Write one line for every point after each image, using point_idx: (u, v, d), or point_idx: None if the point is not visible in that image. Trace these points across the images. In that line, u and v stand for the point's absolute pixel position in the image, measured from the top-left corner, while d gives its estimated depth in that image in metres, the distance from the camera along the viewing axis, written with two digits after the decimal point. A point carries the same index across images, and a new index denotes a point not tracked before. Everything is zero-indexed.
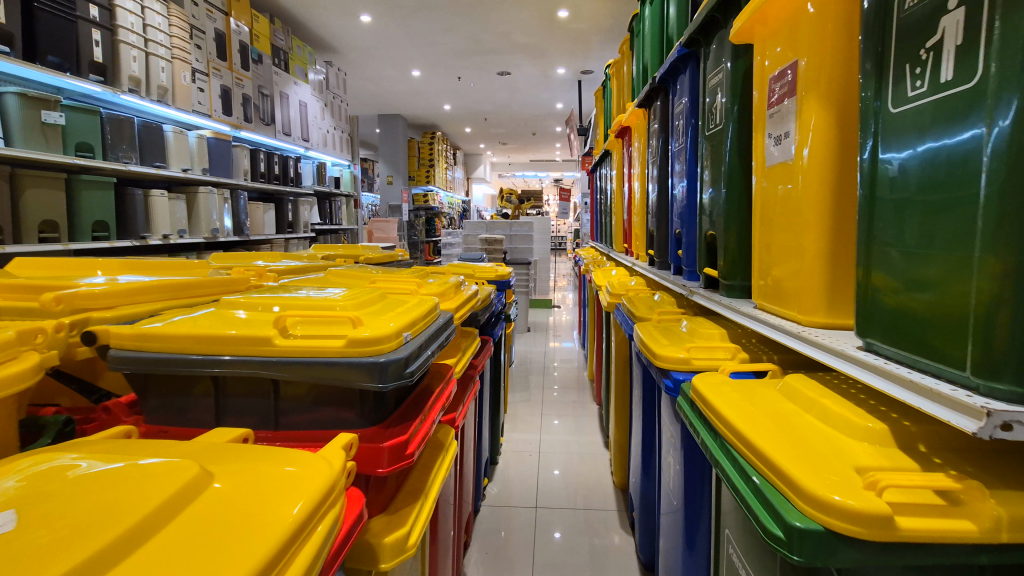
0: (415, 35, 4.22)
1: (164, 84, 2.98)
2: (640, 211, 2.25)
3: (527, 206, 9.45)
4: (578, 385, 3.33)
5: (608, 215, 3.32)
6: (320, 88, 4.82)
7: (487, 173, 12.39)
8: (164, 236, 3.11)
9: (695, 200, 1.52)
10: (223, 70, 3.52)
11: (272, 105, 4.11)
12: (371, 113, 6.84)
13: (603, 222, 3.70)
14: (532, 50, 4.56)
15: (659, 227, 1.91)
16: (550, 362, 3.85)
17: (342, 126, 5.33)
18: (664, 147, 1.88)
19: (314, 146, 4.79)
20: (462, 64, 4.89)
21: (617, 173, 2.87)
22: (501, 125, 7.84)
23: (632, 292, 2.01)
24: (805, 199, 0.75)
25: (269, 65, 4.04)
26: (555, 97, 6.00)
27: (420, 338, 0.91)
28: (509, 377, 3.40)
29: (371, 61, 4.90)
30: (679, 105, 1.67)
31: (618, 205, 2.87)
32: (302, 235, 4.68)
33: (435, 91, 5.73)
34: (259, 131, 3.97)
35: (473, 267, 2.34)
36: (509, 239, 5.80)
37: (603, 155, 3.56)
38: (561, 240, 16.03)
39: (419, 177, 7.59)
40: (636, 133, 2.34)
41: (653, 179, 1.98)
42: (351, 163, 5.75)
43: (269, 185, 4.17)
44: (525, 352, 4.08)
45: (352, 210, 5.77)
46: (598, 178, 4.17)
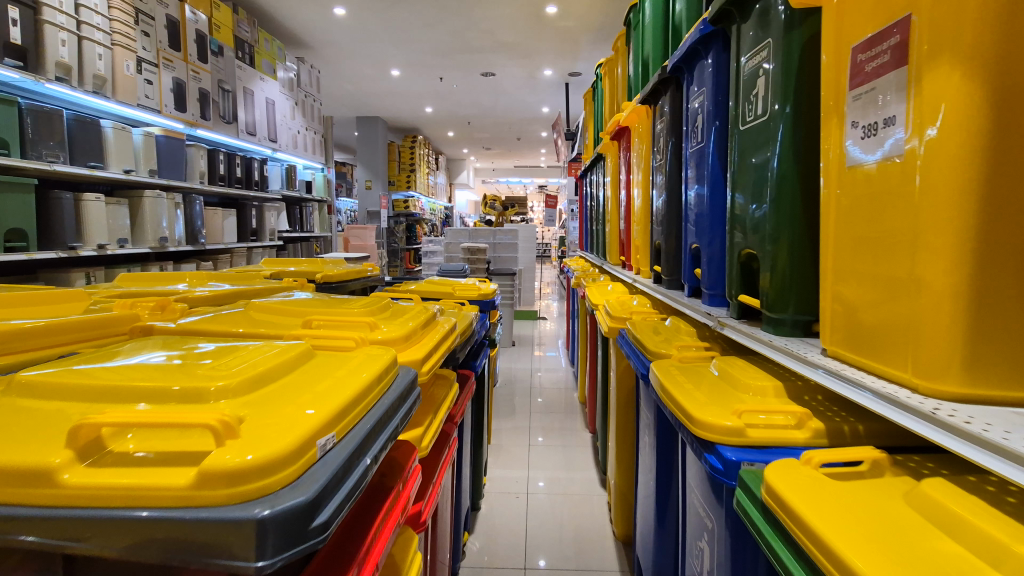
0: (394, 31, 3.99)
1: (101, 74, 2.70)
2: (642, 220, 2.04)
3: (512, 213, 9.23)
4: (567, 407, 3.10)
5: (600, 223, 3.12)
6: (290, 87, 4.56)
7: (470, 178, 12.15)
8: (100, 246, 2.82)
9: (719, 211, 1.33)
10: (175, 61, 3.24)
11: (234, 103, 3.84)
12: (350, 115, 6.57)
13: (594, 231, 3.49)
14: (517, 50, 4.36)
15: (665, 238, 1.72)
16: (536, 380, 3.61)
17: (314, 127, 5.05)
18: (676, 150, 1.69)
19: (283, 148, 4.52)
20: (444, 64, 4.67)
21: (613, 179, 2.66)
22: (484, 130, 7.62)
23: (637, 314, 1.79)
24: (935, 209, 0.56)
25: (231, 58, 3.78)
26: (542, 101, 5.81)
27: (345, 444, 0.67)
28: (492, 400, 3.16)
29: (347, 59, 4.65)
30: (696, 102, 1.48)
31: (613, 214, 2.66)
32: (267, 243, 4.39)
33: (415, 92, 5.49)
34: (218, 128, 3.69)
35: (453, 285, 2.11)
36: (493, 248, 5.57)
37: (595, 159, 3.37)
38: (545, 247, 15.85)
39: (399, 182, 7.33)
40: (636, 134, 2.14)
41: (659, 185, 1.80)
42: (324, 166, 5.49)
43: (230, 189, 3.88)
44: (510, 368, 3.84)
45: (325, 216, 5.49)
46: (587, 184, 3.98)
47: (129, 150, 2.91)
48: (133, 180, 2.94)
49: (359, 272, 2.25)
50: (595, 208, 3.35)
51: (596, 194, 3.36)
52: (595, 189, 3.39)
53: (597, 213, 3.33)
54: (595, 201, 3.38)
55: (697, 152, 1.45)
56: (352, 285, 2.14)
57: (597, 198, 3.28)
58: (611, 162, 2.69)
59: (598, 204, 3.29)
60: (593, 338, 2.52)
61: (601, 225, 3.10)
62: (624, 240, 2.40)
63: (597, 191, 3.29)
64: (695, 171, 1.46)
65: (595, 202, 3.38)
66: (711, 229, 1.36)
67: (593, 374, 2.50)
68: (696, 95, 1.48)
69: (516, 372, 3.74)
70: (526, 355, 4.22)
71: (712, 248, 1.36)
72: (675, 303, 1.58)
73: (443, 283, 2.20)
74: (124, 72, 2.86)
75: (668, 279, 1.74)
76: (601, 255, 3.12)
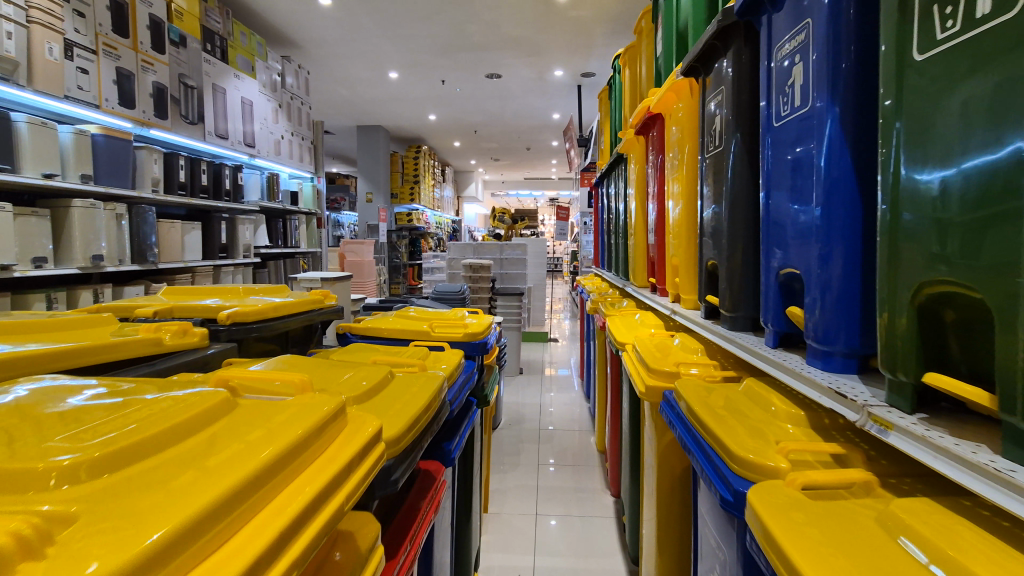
0: (387, 26, 3.65)
1: (10, 55, 2.36)
2: (684, 232, 1.65)
3: (522, 225, 8.83)
4: (579, 454, 2.65)
5: (621, 238, 2.70)
6: (271, 88, 4.34)
7: (478, 191, 11.79)
8: (7, 267, 2.45)
9: (850, 217, 0.97)
10: (120, 48, 2.95)
11: (201, 102, 3.57)
12: (350, 124, 6.24)
13: (612, 245, 3.08)
14: (525, 47, 3.99)
15: (728, 255, 1.34)
16: (545, 416, 3.15)
17: (302, 133, 4.80)
18: (742, 142, 1.31)
19: (261, 155, 4.22)
20: (446, 65, 4.33)
21: (637, 187, 2.26)
22: (492, 139, 7.26)
23: (695, 371, 1.42)
24: None
25: (197, 49, 3.55)
26: (552, 106, 5.45)
27: None
28: (494, 446, 2.72)
29: (341, 60, 4.32)
30: (789, 66, 1.10)
31: (638, 229, 2.26)
32: (239, 260, 4.07)
33: (417, 98, 5.16)
34: (177, 128, 3.38)
35: (432, 320, 1.75)
36: (499, 264, 5.20)
37: (614, 162, 2.96)
38: (557, 262, 15.41)
39: (402, 195, 6.98)
40: (674, 127, 1.75)
41: (713, 188, 1.43)
42: (314, 176, 5.20)
43: (193, 198, 3.58)
44: (516, 401, 3.40)
45: (314, 230, 5.15)
46: (601, 196, 3.60)
47: (47, 151, 2.56)
48: (52, 186, 2.60)
49: (313, 301, 1.87)
50: (614, 221, 2.93)
51: (614, 203, 2.96)
52: (614, 199, 2.98)
53: (616, 228, 2.91)
54: (613, 212, 2.97)
55: (799, 140, 1.09)
56: (296, 323, 1.72)
57: (617, 209, 2.87)
58: (636, 167, 2.28)
59: (617, 215, 2.88)
60: (617, 377, 2.10)
61: (622, 240, 2.69)
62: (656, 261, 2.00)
63: (616, 202, 2.88)
64: (789, 172, 1.13)
65: (613, 214, 2.97)
66: (827, 240, 0.99)
67: (614, 424, 2.07)
68: (790, 54, 1.11)
69: (523, 406, 3.29)
70: (535, 383, 3.77)
71: (829, 268, 0.99)
72: (758, 359, 1.22)
73: (417, 318, 1.80)
74: (46, 56, 2.53)
75: (741, 314, 1.34)
76: (623, 273, 2.70)
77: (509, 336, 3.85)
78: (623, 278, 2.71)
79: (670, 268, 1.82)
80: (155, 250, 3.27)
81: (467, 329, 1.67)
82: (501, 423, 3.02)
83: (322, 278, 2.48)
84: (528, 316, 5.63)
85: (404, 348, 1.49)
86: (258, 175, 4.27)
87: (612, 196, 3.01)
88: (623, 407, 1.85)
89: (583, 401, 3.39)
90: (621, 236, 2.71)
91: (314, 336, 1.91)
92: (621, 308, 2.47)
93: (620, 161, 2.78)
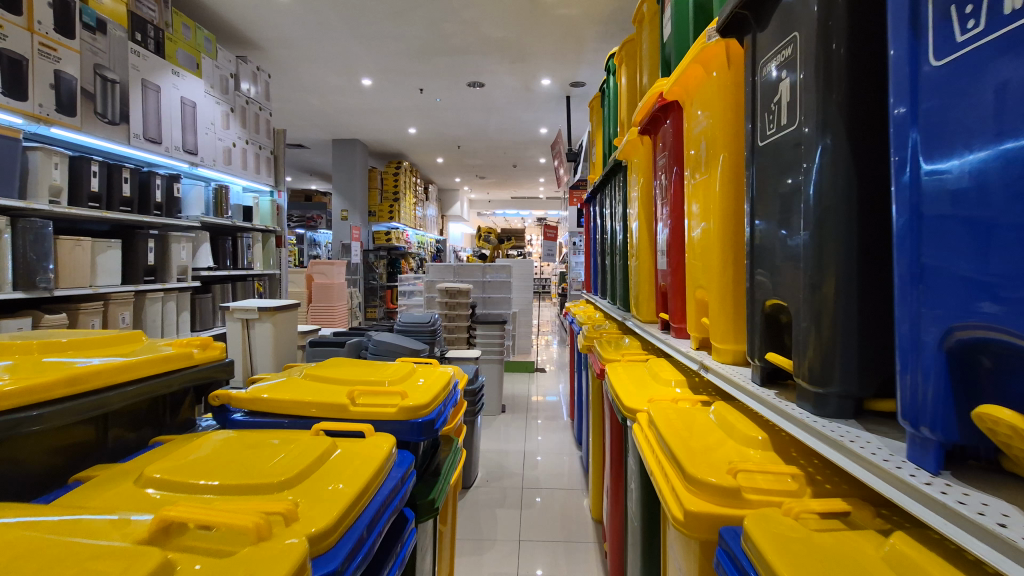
0: (356, 23, 3.32)
1: None
2: (724, 253, 1.35)
3: (508, 245, 8.49)
4: (567, 523, 2.23)
5: (619, 262, 2.35)
6: (221, 90, 4.08)
7: (463, 210, 11.46)
8: None
9: None
10: (12, 28, 2.50)
11: (122, 98, 3.19)
12: (324, 137, 5.88)
13: (606, 268, 2.74)
14: (509, 51, 3.68)
15: (811, 295, 1.00)
16: (528, 468, 2.73)
17: (256, 140, 4.52)
18: (834, 150, 0.96)
19: (204, 164, 3.91)
20: (424, 71, 4.01)
21: (641, 208, 1.92)
22: (477, 155, 6.95)
23: (763, 482, 1.06)
24: None
25: (121, 37, 3.19)
26: (540, 119, 5.14)
27: None
28: (467, 512, 2.30)
29: (309, 64, 3.98)
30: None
31: (642, 255, 1.90)
32: (174, 284, 3.65)
33: (395, 109, 4.83)
34: (88, 128, 2.95)
35: (360, 383, 1.45)
36: (481, 288, 4.81)
37: (609, 172, 2.62)
38: (545, 283, 15.05)
39: (381, 213, 6.59)
40: (707, 134, 1.42)
41: (785, 205, 1.11)
42: (274, 189, 4.89)
43: (109, 212, 3.16)
44: (495, 447, 2.97)
45: (271, 250, 4.73)
46: (592, 215, 3.28)
47: None
48: None
49: (183, 360, 1.47)
50: (609, 244, 2.58)
51: (609, 222, 2.61)
52: (609, 218, 2.64)
53: (611, 248, 2.56)
54: (608, 233, 2.64)
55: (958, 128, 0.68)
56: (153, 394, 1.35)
57: (612, 227, 2.53)
58: (640, 183, 1.95)
59: (612, 234, 2.53)
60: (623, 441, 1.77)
61: (619, 264, 2.33)
62: (675, 295, 1.65)
63: (612, 219, 2.54)
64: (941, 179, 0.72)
65: (608, 235, 2.63)
66: None
67: (616, 501, 1.72)
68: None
69: (502, 453, 2.86)
70: (519, 423, 3.34)
71: None
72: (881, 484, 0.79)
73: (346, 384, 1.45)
74: None
75: (834, 393, 1.00)
76: (621, 303, 2.34)
77: (489, 369, 3.44)
78: (621, 309, 2.35)
79: (702, 306, 1.49)
80: (49, 273, 2.80)
81: (404, 404, 1.34)
82: (476, 480, 2.59)
83: (261, 306, 1.99)
84: (512, 344, 5.22)
85: (303, 440, 1.15)
86: (200, 188, 3.91)
87: (607, 214, 2.67)
88: (633, 487, 1.51)
89: (574, 447, 2.97)
90: (619, 259, 2.35)
91: (182, 402, 1.58)
92: (620, 349, 2.14)
93: (616, 171, 2.44)
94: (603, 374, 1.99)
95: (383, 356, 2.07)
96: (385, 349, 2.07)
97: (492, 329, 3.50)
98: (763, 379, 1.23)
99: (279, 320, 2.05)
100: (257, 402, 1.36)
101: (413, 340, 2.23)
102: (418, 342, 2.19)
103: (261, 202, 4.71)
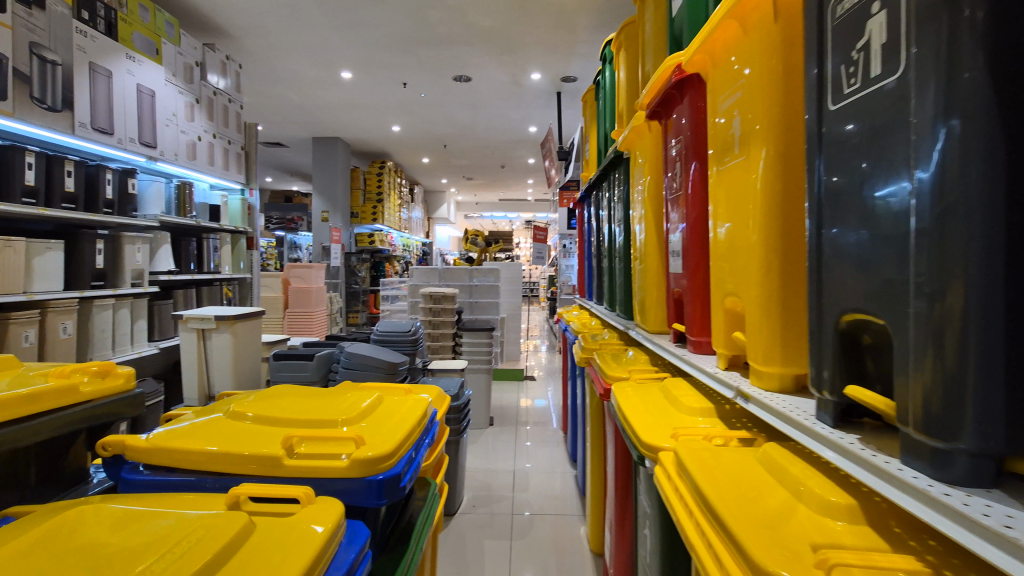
0: (334, 9, 3.11)
1: None
2: (769, 265, 1.15)
3: (496, 249, 8.29)
4: (561, 556, 2.02)
5: (618, 266, 2.17)
6: (185, 79, 3.87)
7: (450, 212, 11.25)
8: None
9: None
10: None
11: (66, 82, 2.91)
12: (304, 135, 5.64)
13: (602, 272, 2.55)
14: (497, 42, 3.50)
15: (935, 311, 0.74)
16: (517, 491, 2.51)
17: (225, 133, 4.29)
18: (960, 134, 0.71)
19: (165, 158, 3.66)
20: (407, 63, 3.81)
21: (648, 207, 1.74)
22: (464, 156, 6.76)
23: (834, 542, 0.88)
24: None
25: (65, 15, 2.91)
26: (529, 117, 4.97)
27: None
28: (451, 543, 2.09)
29: (286, 53, 3.75)
30: None
31: (649, 257, 1.72)
32: (127, 289, 3.39)
33: (377, 105, 4.62)
34: (26, 115, 2.68)
35: (313, 428, 1.26)
36: (467, 293, 4.61)
37: (605, 169, 2.44)
38: (533, 286, 14.88)
39: (363, 215, 6.36)
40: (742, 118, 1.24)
41: (859, 192, 0.91)
42: (246, 186, 4.66)
43: (47, 208, 2.89)
44: (481, 466, 2.76)
45: (242, 251, 4.49)
46: (586, 216, 3.10)
47: None
48: None
49: (73, 390, 1.47)
50: (606, 247, 2.41)
51: (606, 222, 2.44)
52: (606, 219, 2.46)
53: (608, 250, 2.37)
54: (604, 237, 2.47)
55: None
56: (41, 427, 1.35)
57: (610, 229, 2.36)
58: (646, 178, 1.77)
59: (610, 235, 2.35)
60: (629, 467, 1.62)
61: (619, 268, 2.15)
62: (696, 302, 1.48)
63: (609, 220, 2.36)
64: None
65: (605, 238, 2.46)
66: None
67: (623, 536, 1.59)
68: None
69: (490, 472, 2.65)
70: (509, 437, 3.13)
71: None
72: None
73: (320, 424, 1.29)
74: None
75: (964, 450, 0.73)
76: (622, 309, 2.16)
77: (476, 380, 3.23)
78: (622, 316, 2.17)
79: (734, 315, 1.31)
80: None
81: (358, 457, 1.14)
82: (460, 505, 2.38)
83: (219, 314, 1.78)
84: (500, 351, 5.02)
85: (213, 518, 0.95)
86: (160, 184, 3.67)
87: (604, 216, 2.50)
88: (648, 532, 1.34)
89: (568, 464, 2.78)
90: (618, 263, 2.17)
91: (73, 445, 1.61)
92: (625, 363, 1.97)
93: (615, 167, 2.26)
94: (608, 394, 1.80)
95: (357, 368, 1.87)
96: (359, 362, 1.87)
97: (479, 337, 3.29)
98: (834, 419, 1.01)
99: (239, 331, 1.83)
100: (202, 457, 1.17)
101: (393, 351, 2.03)
102: (398, 353, 1.99)
103: (230, 201, 4.45)
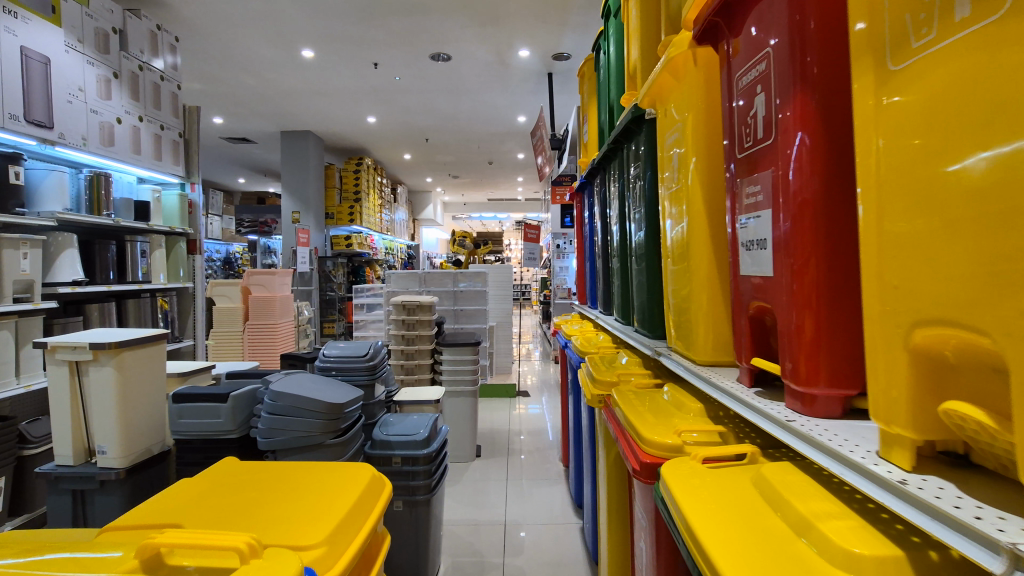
0: None
1: None
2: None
3: (485, 251, 7.85)
4: None
5: (638, 270, 1.72)
6: (99, 48, 3.17)
7: (436, 213, 10.80)
8: None
9: None
10: None
11: None
12: (271, 129, 5.15)
13: (610, 279, 2.09)
14: (478, 10, 3.04)
15: None
16: (508, 557, 1.99)
17: (153, 116, 3.59)
18: None
19: (65, 142, 2.90)
20: (375, 37, 3.34)
21: (699, 193, 1.23)
22: (448, 151, 6.32)
23: None
24: None
25: None
26: (516, 104, 4.53)
27: None
28: None
29: (236, 27, 3.29)
30: None
31: (695, 256, 1.24)
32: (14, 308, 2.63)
33: (346, 90, 4.14)
34: None
35: None
36: (451, 300, 4.16)
37: (614, 148, 1.99)
38: (525, 288, 14.44)
39: (339, 216, 5.89)
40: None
41: None
42: (185, 181, 3.97)
43: None
44: (463, 517, 2.27)
45: (179, 258, 3.81)
46: (584, 213, 2.64)
47: None
48: None
49: None
50: (615, 247, 1.96)
51: (615, 212, 1.99)
52: (613, 211, 2.01)
53: (621, 246, 1.92)
54: (614, 236, 2.02)
55: None
56: None
57: (623, 221, 1.90)
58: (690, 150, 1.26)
59: (623, 227, 1.89)
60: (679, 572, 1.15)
61: (641, 272, 1.69)
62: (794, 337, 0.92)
63: (622, 210, 1.91)
64: None
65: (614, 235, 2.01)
66: None
67: None
68: None
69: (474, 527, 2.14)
70: (498, 474, 2.64)
71: None
72: None
73: None
74: None
75: None
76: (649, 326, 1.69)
77: (459, 405, 2.75)
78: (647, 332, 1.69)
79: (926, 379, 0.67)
80: None
81: None
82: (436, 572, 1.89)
83: (96, 341, 1.38)
84: (490, 363, 4.54)
85: None
86: (63, 173, 2.94)
87: (611, 207, 2.04)
88: None
89: (571, 511, 2.28)
90: (639, 265, 1.71)
91: None
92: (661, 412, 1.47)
93: (629, 145, 1.80)
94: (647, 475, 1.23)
95: (287, 413, 1.51)
96: (286, 405, 1.52)
97: (462, 354, 2.80)
98: None
99: (126, 363, 1.44)
100: None
101: (338, 387, 1.68)
102: (343, 390, 1.63)
103: (165, 197, 3.79)
